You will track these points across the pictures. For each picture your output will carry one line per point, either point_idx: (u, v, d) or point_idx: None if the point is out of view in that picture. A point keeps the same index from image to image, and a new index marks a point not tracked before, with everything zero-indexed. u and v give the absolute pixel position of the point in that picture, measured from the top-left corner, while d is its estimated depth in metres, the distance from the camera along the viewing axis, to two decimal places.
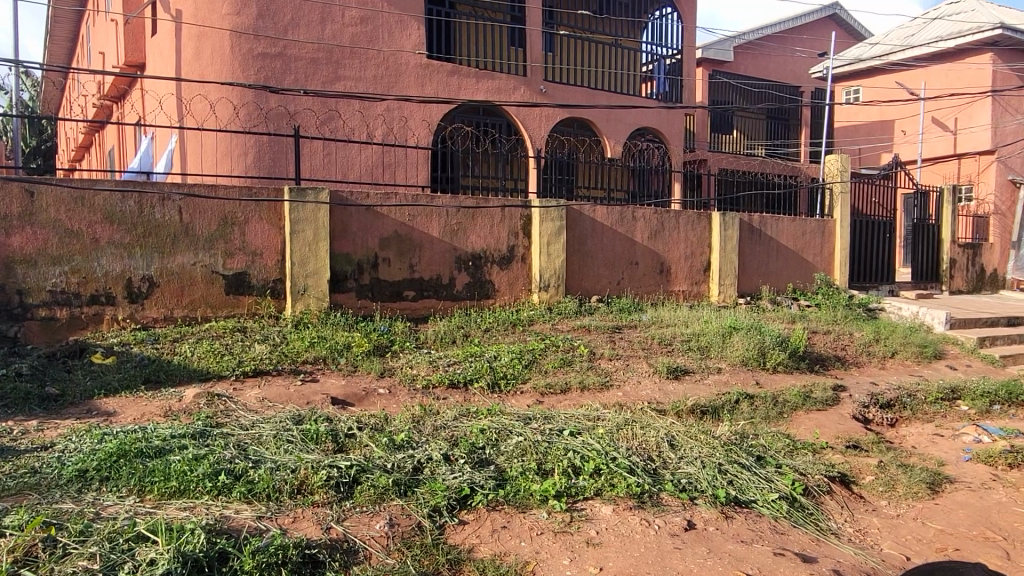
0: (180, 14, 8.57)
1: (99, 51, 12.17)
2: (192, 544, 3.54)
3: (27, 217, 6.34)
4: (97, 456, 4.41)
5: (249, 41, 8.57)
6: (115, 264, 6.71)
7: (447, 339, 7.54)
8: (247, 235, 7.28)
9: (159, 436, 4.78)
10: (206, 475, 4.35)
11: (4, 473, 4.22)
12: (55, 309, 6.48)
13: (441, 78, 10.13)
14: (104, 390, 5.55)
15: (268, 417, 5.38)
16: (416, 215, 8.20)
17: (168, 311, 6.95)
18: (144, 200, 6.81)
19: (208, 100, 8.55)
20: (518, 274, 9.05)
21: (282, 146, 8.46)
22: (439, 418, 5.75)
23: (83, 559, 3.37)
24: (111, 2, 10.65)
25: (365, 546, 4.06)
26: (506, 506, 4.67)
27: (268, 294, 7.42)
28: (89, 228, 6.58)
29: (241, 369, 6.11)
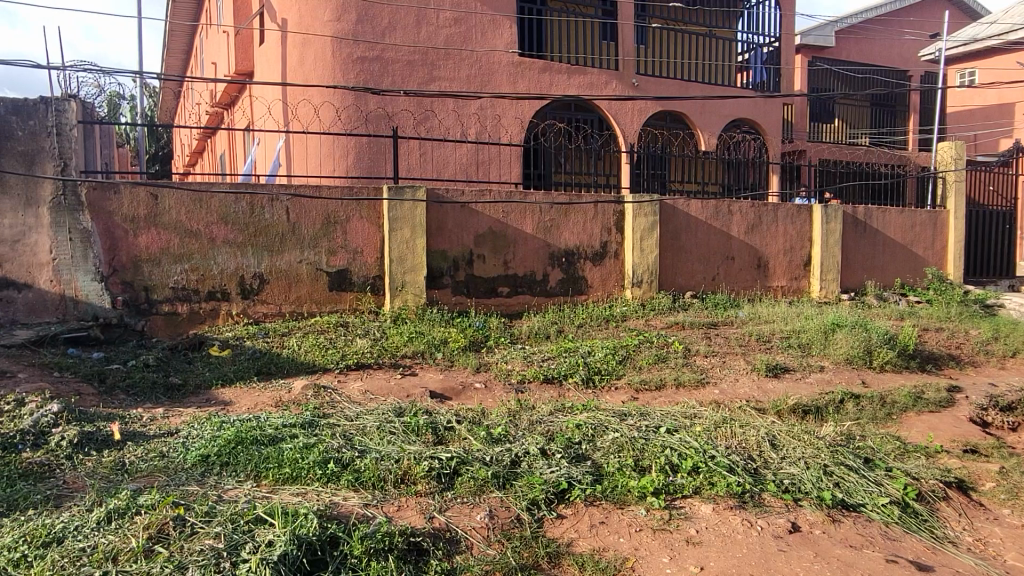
0: (286, 23, 8.94)
1: (212, 61, 12.90)
2: (306, 527, 3.72)
3: (152, 219, 6.79)
4: (218, 442, 4.69)
5: (349, 47, 8.86)
6: (230, 261, 7.11)
7: (541, 335, 7.59)
8: (349, 233, 7.55)
9: (272, 425, 5.03)
10: (316, 463, 4.55)
11: (137, 456, 4.54)
12: (177, 304, 6.93)
13: (533, 75, 10.18)
14: (222, 380, 5.90)
15: (371, 409, 5.57)
16: (510, 212, 8.29)
17: (277, 306, 7.31)
18: (255, 201, 7.16)
19: (311, 104, 8.92)
20: (611, 270, 9.01)
21: (381, 147, 8.72)
22: (535, 413, 5.81)
23: (209, 538, 3.60)
24: (223, 14, 11.27)
25: (466, 536, 4.15)
26: (603, 501, 4.67)
27: (369, 290, 7.69)
28: (206, 228, 6.99)
29: (345, 362, 6.36)
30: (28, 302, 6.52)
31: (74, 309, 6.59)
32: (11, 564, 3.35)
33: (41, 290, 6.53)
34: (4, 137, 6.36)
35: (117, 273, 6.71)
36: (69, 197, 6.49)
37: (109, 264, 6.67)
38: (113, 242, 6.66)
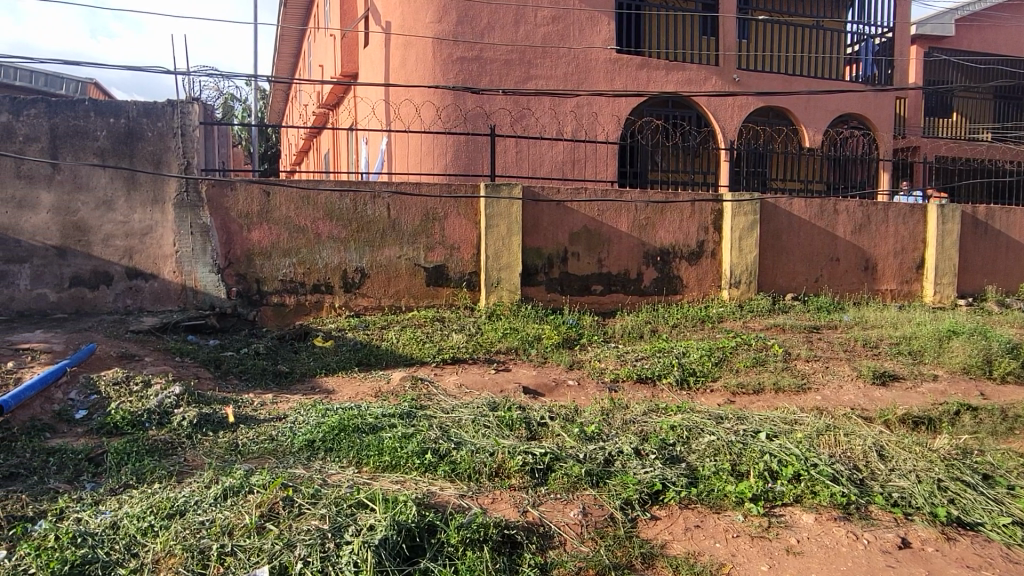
0: (389, 25, 9.24)
1: (319, 64, 13.44)
2: (405, 514, 3.83)
3: (264, 215, 7.15)
4: (322, 429, 4.89)
5: (449, 47, 9.04)
6: (334, 256, 7.40)
7: (635, 334, 7.51)
8: (447, 230, 7.71)
9: (372, 414, 5.21)
10: (415, 452, 4.67)
11: (249, 438, 4.80)
12: (285, 296, 7.28)
13: (630, 72, 10.08)
14: (325, 370, 6.16)
15: (466, 402, 5.68)
16: (605, 210, 8.24)
17: (377, 300, 7.56)
18: (358, 198, 7.42)
19: (412, 104, 9.16)
20: (707, 270, 8.81)
21: (478, 145, 8.86)
22: (629, 412, 5.76)
23: (315, 518, 3.77)
24: (330, 18, 11.74)
25: (560, 531, 4.17)
26: (699, 505, 4.59)
27: (465, 286, 7.83)
28: (313, 224, 7.30)
29: (441, 356, 6.51)
30: (153, 292, 7.01)
31: (194, 298, 7.05)
32: (140, 532, 3.61)
33: (165, 280, 7.01)
34: (136, 137, 6.87)
35: (232, 266, 7.12)
36: (191, 193, 6.94)
37: (225, 257, 7.08)
38: (229, 236, 7.06)
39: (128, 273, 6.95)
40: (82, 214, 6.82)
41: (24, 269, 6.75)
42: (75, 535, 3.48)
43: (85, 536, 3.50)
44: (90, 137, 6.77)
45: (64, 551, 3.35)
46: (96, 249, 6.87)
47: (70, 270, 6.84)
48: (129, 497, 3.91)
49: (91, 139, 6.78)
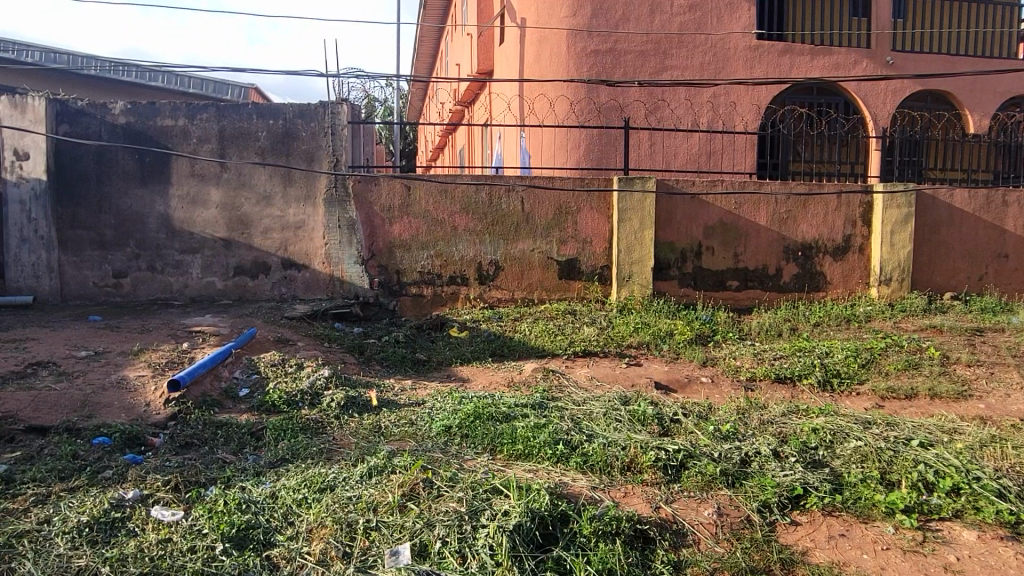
0: (525, 22, 9.31)
1: (455, 62, 13.84)
2: (539, 502, 3.90)
3: (404, 208, 7.46)
4: (459, 415, 5.05)
5: (584, 40, 9.04)
6: (469, 249, 7.62)
7: (773, 332, 7.22)
8: (579, 223, 7.73)
9: (505, 403, 5.33)
10: (547, 442, 4.73)
11: (392, 421, 5.05)
12: (423, 287, 7.59)
13: (772, 59, 9.68)
14: (460, 359, 6.36)
15: (597, 396, 5.68)
16: (743, 203, 7.95)
17: (510, 292, 7.71)
18: (493, 192, 7.58)
19: (547, 99, 9.25)
20: (854, 266, 8.31)
21: (611, 138, 8.79)
22: (767, 412, 5.53)
23: (454, 501, 3.92)
24: (467, 17, 12.07)
25: (693, 530, 4.09)
26: (843, 513, 4.35)
27: (596, 279, 7.83)
28: (450, 218, 7.54)
29: (572, 349, 6.55)
30: (305, 281, 7.53)
31: (341, 288, 7.51)
32: (296, 503, 3.89)
33: (316, 271, 7.51)
34: (292, 137, 7.38)
35: (375, 258, 7.50)
36: (339, 189, 7.39)
37: (369, 249, 7.48)
38: (373, 229, 7.45)
39: (284, 263, 7.50)
40: (244, 209, 7.42)
41: (195, 259, 7.45)
42: (241, 501, 3.82)
43: (250, 503, 3.82)
44: (252, 137, 7.35)
45: (232, 516, 3.67)
46: (256, 241, 7.46)
47: (234, 260, 7.47)
48: (286, 470, 4.23)
49: (253, 139, 7.35)
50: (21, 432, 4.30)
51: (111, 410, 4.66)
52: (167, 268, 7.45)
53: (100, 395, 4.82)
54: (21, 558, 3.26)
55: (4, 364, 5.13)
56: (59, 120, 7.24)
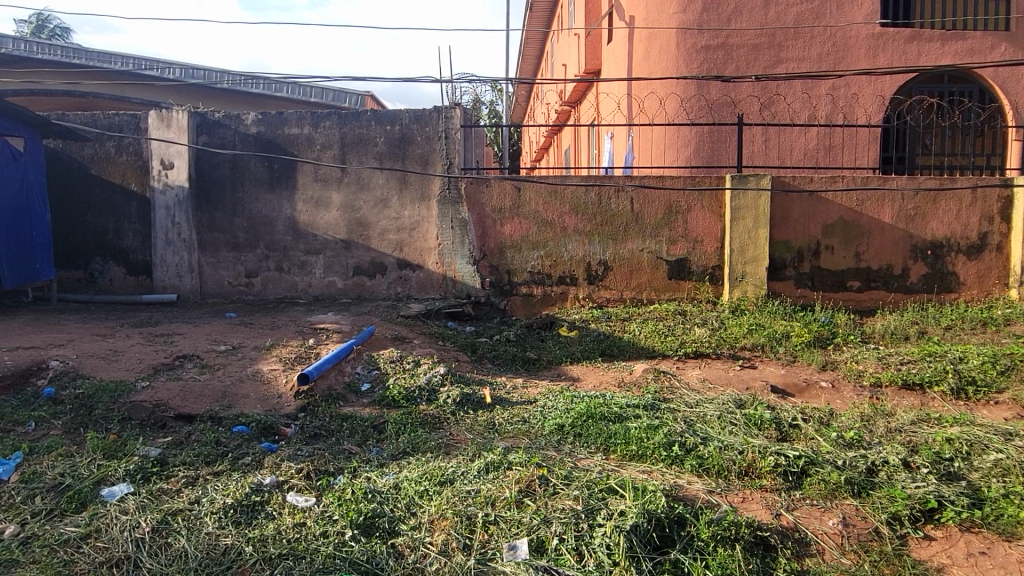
0: (633, 20, 9.48)
1: (561, 63, 13.92)
2: (656, 504, 3.87)
3: (515, 209, 7.57)
4: (571, 414, 5.07)
5: (694, 36, 8.89)
6: (579, 249, 7.64)
7: (899, 335, 6.85)
8: (690, 223, 7.60)
9: (617, 404, 5.31)
10: (662, 444, 4.68)
11: (505, 418, 5.15)
12: (533, 287, 7.68)
13: (897, 47, 9.15)
14: (570, 358, 6.41)
15: (711, 398, 5.57)
16: (865, 200, 7.57)
17: (619, 292, 7.68)
18: (602, 192, 7.57)
19: (656, 96, 9.14)
20: (991, 265, 7.75)
21: (722, 135, 8.57)
22: (894, 420, 5.25)
23: (570, 499, 3.95)
24: (573, 18, 12.11)
25: (818, 540, 3.95)
26: (984, 529, 4.08)
27: (707, 280, 7.67)
28: (560, 218, 7.59)
29: (683, 350, 6.46)
30: (420, 280, 7.81)
31: (453, 287, 7.74)
32: (418, 494, 4.03)
33: (430, 271, 7.77)
34: (407, 142, 7.64)
35: (486, 258, 7.67)
36: (452, 191, 7.60)
37: (480, 249, 7.65)
38: (484, 230, 7.61)
39: (399, 264, 7.80)
40: (363, 211, 7.75)
41: (318, 260, 7.86)
42: (367, 491, 4.00)
43: (375, 492, 4.00)
44: (371, 143, 7.67)
45: (359, 504, 3.85)
46: (374, 242, 7.79)
47: (354, 261, 7.84)
48: (407, 462, 4.40)
49: (371, 145, 7.67)
50: (171, 418, 4.69)
51: (248, 401, 4.99)
52: (292, 268, 7.89)
53: (239, 386, 5.17)
54: (175, 534, 3.55)
55: (156, 357, 5.58)
56: (199, 131, 7.81)
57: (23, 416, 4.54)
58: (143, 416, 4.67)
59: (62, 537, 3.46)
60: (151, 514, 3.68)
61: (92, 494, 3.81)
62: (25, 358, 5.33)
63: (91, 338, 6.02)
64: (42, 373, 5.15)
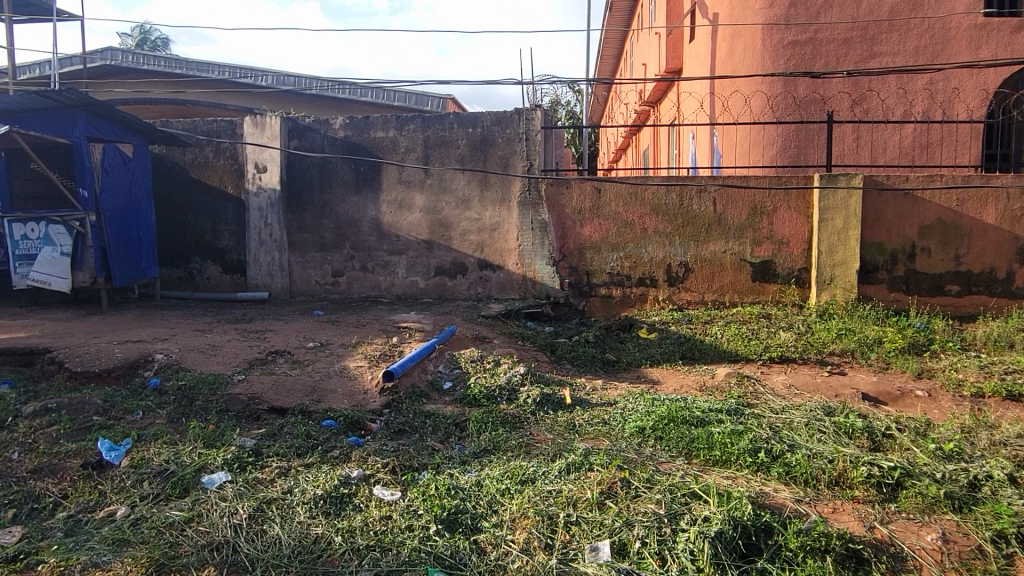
0: (717, 17, 9.34)
1: (641, 62, 13.79)
2: (741, 511, 3.77)
3: (595, 210, 7.55)
4: (653, 417, 5.01)
5: (781, 32, 8.66)
6: (659, 251, 7.55)
7: (1003, 343, 6.46)
8: (775, 224, 7.40)
9: (699, 408, 5.20)
10: (747, 450, 4.57)
11: (585, 419, 5.13)
12: (613, 288, 7.64)
13: (1002, 37, 8.59)
14: (650, 361, 6.34)
15: (797, 404, 5.40)
16: (966, 199, 7.17)
17: (700, 294, 7.55)
18: (684, 193, 7.45)
19: (741, 94, 8.96)
20: None
21: (810, 133, 8.30)
22: (999, 432, 4.95)
23: (653, 503, 3.90)
24: (654, 17, 11.99)
25: (915, 555, 3.75)
26: None
27: (794, 282, 7.45)
28: (640, 219, 7.52)
29: (768, 354, 6.29)
30: (499, 281, 7.90)
31: (533, 288, 7.78)
32: (500, 492, 4.07)
33: (510, 271, 7.84)
34: (489, 144, 7.72)
35: (565, 259, 7.68)
36: (532, 192, 7.65)
37: (560, 250, 7.67)
38: (564, 231, 7.62)
39: (480, 264, 7.91)
40: (445, 212, 7.89)
41: (401, 260, 8.05)
42: (450, 487, 4.07)
43: (458, 489, 4.06)
44: (453, 145, 7.80)
45: (443, 500, 3.92)
46: (455, 243, 7.92)
47: (435, 262, 7.99)
48: (488, 461, 4.45)
49: (454, 147, 7.80)
50: (265, 411, 4.90)
51: (336, 396, 5.16)
52: (377, 268, 8.11)
53: (327, 381, 5.36)
54: (270, 522, 3.70)
55: (251, 352, 5.84)
56: (290, 136, 8.12)
57: (132, 405, 4.84)
58: (239, 408, 4.89)
59: (168, 520, 3.66)
60: (248, 501, 3.85)
61: (194, 481, 4.02)
62: (133, 351, 5.67)
63: (191, 333, 6.35)
64: (148, 365, 5.46)
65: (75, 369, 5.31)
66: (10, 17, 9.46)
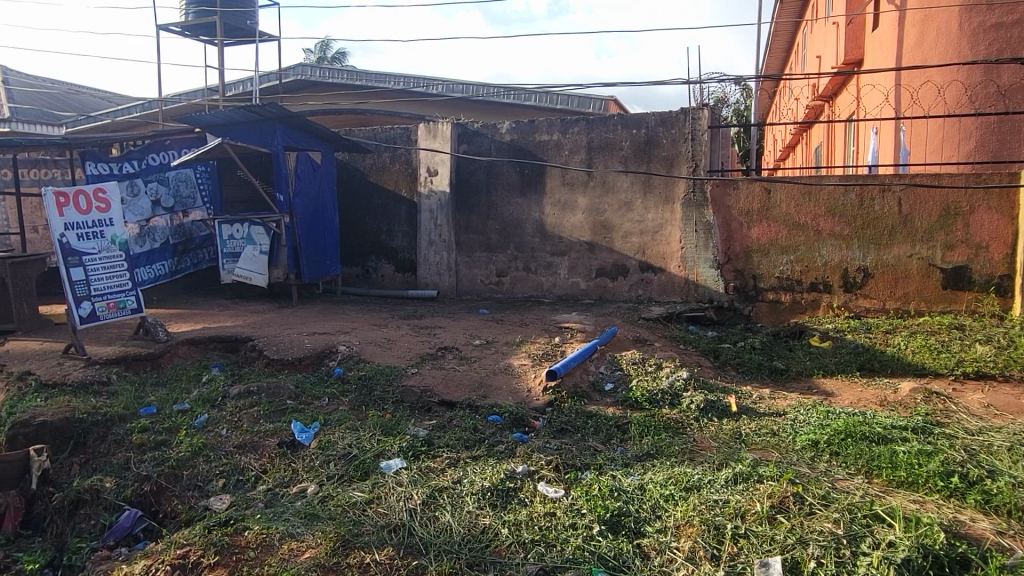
0: (905, 2, 8.74)
1: (816, 54, 13.03)
2: (933, 539, 3.46)
3: (764, 212, 7.25)
4: (827, 431, 4.72)
5: (981, 14, 7.88)
6: (835, 254, 7.11)
7: None
8: (971, 226, 6.71)
9: (881, 424, 4.82)
10: (937, 473, 4.17)
11: (752, 429, 4.94)
12: (781, 293, 7.31)
13: None
14: (823, 371, 5.99)
15: (997, 427, 4.86)
16: None
17: (881, 302, 7.03)
18: (865, 192, 6.96)
19: (933, 85, 8.25)
20: None
21: (1015, 125, 7.46)
22: None
23: (829, 522, 3.65)
24: (833, 5, 11.31)
25: None
26: None
27: (992, 291, 6.72)
28: (814, 221, 7.12)
29: (961, 369, 5.73)
30: (661, 284, 7.79)
31: (695, 291, 7.61)
32: (664, 498, 4.00)
33: (672, 274, 7.72)
34: (654, 145, 7.63)
35: (731, 262, 7.44)
36: (698, 193, 7.47)
37: (725, 253, 7.44)
38: (730, 233, 7.39)
39: (641, 266, 7.85)
40: (607, 214, 7.91)
41: (563, 261, 8.16)
42: (613, 489, 4.07)
43: (621, 491, 4.05)
44: (617, 147, 7.78)
45: (607, 501, 3.93)
46: (617, 244, 7.91)
47: (596, 263, 8.03)
48: (651, 465, 4.40)
49: (617, 149, 7.78)
50: (435, 403, 5.16)
51: (501, 393, 5.33)
52: (539, 269, 8.29)
53: (493, 378, 5.55)
54: (442, 509, 3.88)
55: (423, 347, 6.18)
56: (460, 141, 8.48)
57: (320, 392, 5.28)
58: (412, 399, 5.19)
59: (351, 500, 3.95)
60: (421, 488, 4.07)
61: (374, 466, 4.32)
62: (320, 342, 6.18)
63: (369, 327, 6.82)
64: (333, 355, 5.93)
65: (271, 356, 5.88)
66: (221, 41, 10.64)
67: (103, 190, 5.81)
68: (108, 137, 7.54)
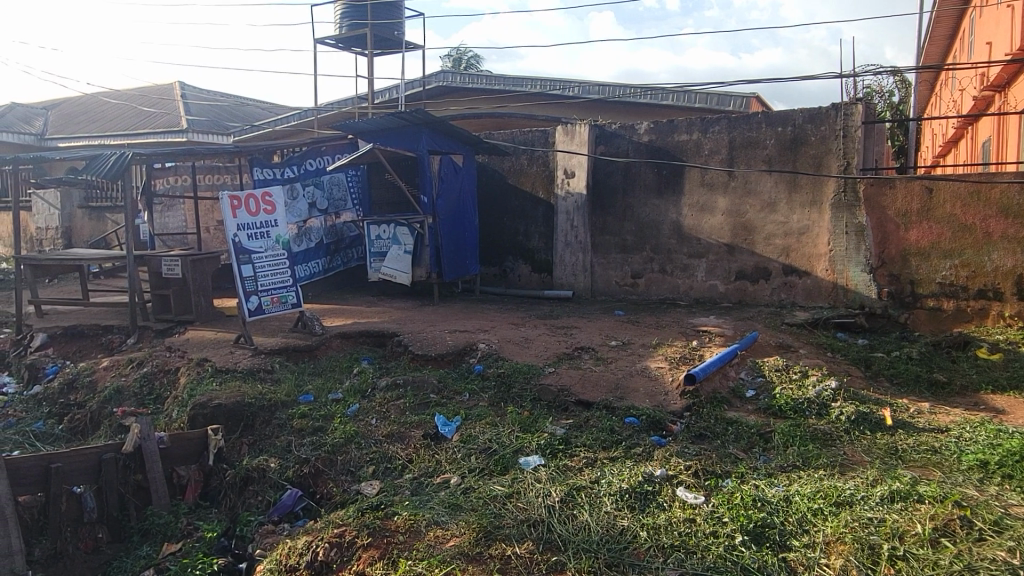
0: None
1: (985, 40, 11.95)
2: None
3: (924, 212, 6.76)
4: (999, 451, 4.31)
5: None
6: (1007, 257, 6.50)
7: None
8: None
9: None
10: None
11: (910, 445, 4.61)
12: (943, 300, 6.79)
13: None
14: (993, 386, 5.49)
15: None
16: None
17: None
18: None
19: None
20: None
21: None
22: None
23: (1003, 550, 3.34)
24: None
25: None
26: None
27: None
28: (983, 222, 6.55)
29: None
30: (806, 287, 7.43)
31: (845, 296, 7.20)
32: (812, 512, 3.81)
33: (819, 278, 7.33)
34: (801, 143, 7.31)
35: (885, 266, 6.99)
36: (849, 193, 7.08)
37: (879, 256, 7.00)
38: (885, 235, 6.95)
39: (785, 269, 7.53)
40: (749, 215, 7.66)
41: (701, 263, 7.98)
42: (757, 499, 3.93)
43: (764, 502, 3.91)
44: (760, 146, 7.52)
45: (750, 511, 3.81)
46: (759, 247, 7.64)
47: (736, 265, 7.79)
48: (798, 476, 4.22)
49: (761, 148, 7.52)
50: (573, 403, 5.21)
51: (638, 395, 5.30)
52: (675, 271, 8.15)
53: (630, 380, 5.53)
54: (580, 508, 3.91)
55: (560, 346, 6.25)
56: (597, 142, 8.50)
57: (461, 387, 5.47)
58: (550, 398, 5.27)
59: (492, 493, 4.06)
60: (559, 486, 4.12)
61: (513, 461, 4.42)
62: (460, 338, 6.40)
63: (507, 325, 6.98)
64: (474, 352, 6.13)
65: (416, 351, 6.15)
66: (370, 52, 11.25)
67: (270, 194, 6.31)
68: (273, 144, 8.18)
